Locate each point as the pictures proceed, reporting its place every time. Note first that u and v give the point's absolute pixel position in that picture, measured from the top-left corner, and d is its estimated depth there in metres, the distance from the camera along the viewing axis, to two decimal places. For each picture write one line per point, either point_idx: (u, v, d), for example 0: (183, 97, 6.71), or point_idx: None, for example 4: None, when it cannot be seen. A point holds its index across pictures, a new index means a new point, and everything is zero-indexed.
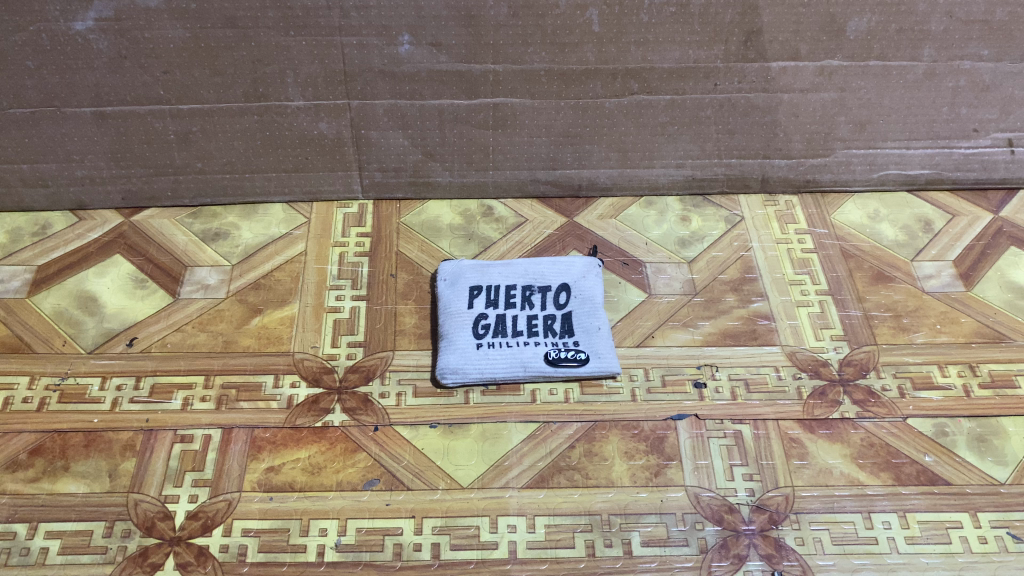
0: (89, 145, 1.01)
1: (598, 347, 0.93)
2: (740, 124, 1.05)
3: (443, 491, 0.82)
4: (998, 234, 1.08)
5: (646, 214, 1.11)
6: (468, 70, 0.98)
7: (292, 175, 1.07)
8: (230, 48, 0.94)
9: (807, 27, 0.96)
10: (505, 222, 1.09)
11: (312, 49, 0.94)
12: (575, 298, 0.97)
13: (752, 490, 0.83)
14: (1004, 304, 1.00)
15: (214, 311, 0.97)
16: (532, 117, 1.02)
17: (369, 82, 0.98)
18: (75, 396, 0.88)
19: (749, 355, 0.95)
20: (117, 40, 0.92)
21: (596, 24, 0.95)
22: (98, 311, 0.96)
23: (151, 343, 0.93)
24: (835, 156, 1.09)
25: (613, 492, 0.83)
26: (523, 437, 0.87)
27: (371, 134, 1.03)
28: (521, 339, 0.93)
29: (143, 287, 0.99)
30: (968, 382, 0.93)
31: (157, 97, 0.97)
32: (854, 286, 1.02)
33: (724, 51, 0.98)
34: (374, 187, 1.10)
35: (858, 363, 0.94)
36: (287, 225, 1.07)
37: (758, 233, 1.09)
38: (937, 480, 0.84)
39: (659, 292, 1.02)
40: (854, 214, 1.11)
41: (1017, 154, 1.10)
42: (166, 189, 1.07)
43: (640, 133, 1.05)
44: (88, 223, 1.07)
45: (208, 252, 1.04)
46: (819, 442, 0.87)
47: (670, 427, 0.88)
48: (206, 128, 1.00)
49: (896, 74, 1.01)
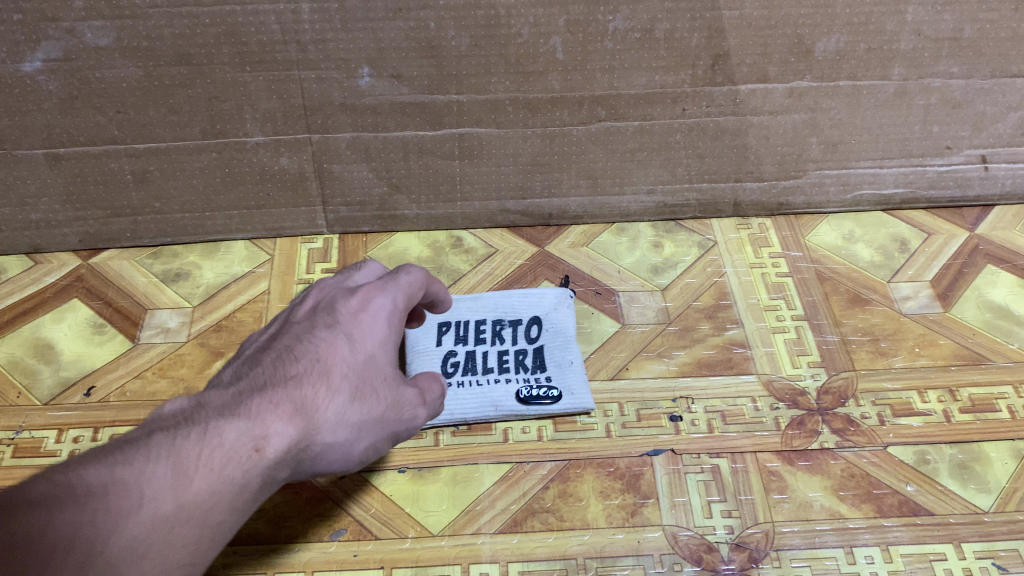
0: (43, 188, 0.98)
1: (571, 383, 0.91)
2: (710, 148, 1.03)
3: (413, 539, 0.79)
4: (974, 253, 1.07)
5: (618, 241, 1.09)
6: (431, 101, 0.95)
7: (254, 212, 1.04)
8: (185, 86, 0.91)
9: (774, 49, 0.94)
10: (474, 254, 1.07)
11: (270, 84, 0.92)
12: (547, 331, 0.96)
13: (731, 527, 0.81)
14: (982, 324, 0.99)
15: (175, 356, 0.94)
16: (498, 147, 1.00)
17: (330, 116, 0.96)
18: (30, 450, 0.85)
19: (725, 386, 0.93)
20: (67, 81, 0.89)
21: (560, 52, 0.92)
22: (55, 359, 0.94)
23: (108, 392, 0.90)
24: (807, 178, 1.08)
25: (588, 534, 0.80)
26: (494, 479, 0.84)
27: (334, 168, 1.01)
28: (492, 376, 0.91)
29: (102, 332, 0.96)
30: (948, 407, 0.91)
31: (112, 137, 0.94)
32: (831, 309, 1.01)
33: (691, 75, 0.96)
34: (340, 221, 1.07)
35: (837, 391, 0.92)
36: (250, 263, 1.05)
37: (731, 258, 1.07)
38: (919, 511, 0.82)
39: (632, 321, 1.00)
40: (828, 236, 1.09)
41: (990, 170, 1.09)
42: (125, 230, 1.04)
43: (609, 159, 1.03)
44: (45, 267, 1.04)
45: (169, 293, 1.01)
46: (798, 474, 0.85)
47: (646, 463, 0.86)
48: (163, 167, 0.98)
49: (867, 93, 0.99)
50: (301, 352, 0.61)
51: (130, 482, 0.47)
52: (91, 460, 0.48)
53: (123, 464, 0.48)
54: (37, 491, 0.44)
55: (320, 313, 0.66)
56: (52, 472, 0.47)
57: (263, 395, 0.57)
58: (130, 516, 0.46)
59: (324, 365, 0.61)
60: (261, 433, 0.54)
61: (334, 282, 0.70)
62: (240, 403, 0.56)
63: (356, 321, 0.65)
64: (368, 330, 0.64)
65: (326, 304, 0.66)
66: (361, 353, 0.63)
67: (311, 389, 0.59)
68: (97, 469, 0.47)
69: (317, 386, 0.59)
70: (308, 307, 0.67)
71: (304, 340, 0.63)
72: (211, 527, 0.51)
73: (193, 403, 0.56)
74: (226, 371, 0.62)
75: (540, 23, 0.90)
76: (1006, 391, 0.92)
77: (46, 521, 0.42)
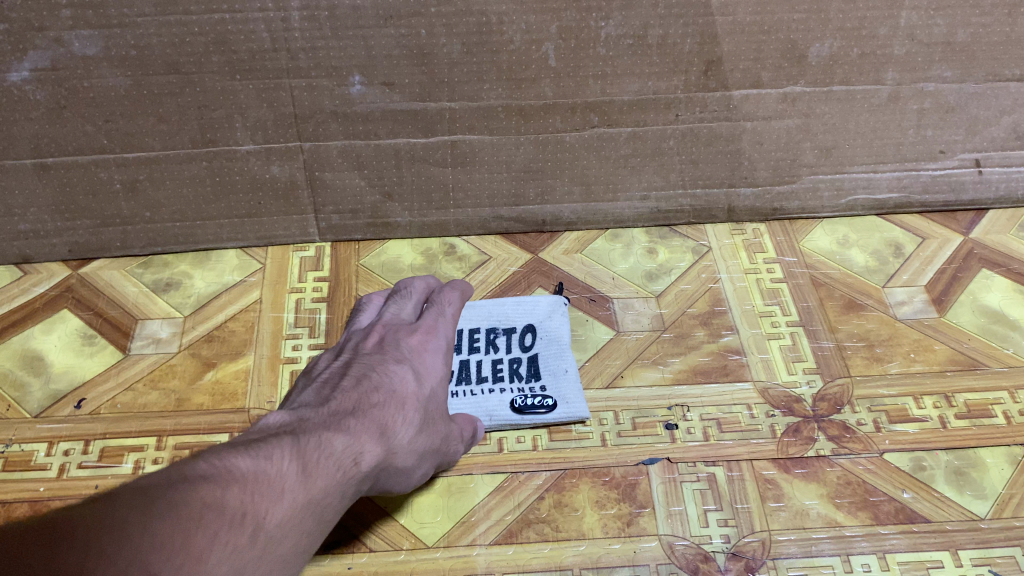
0: (31, 198, 0.97)
1: (565, 391, 0.91)
2: (704, 154, 1.03)
3: (407, 551, 0.79)
4: (969, 257, 1.07)
5: (612, 247, 1.09)
6: (422, 109, 0.95)
7: (245, 221, 1.03)
8: (174, 95, 0.90)
9: (767, 55, 0.94)
10: (468, 261, 1.06)
11: (260, 93, 0.91)
12: (541, 339, 0.95)
13: (727, 536, 0.80)
14: (977, 329, 0.98)
15: (166, 367, 0.93)
16: (491, 154, 1.00)
17: (321, 123, 0.95)
18: (19, 464, 0.84)
19: (721, 393, 0.93)
20: (55, 90, 0.88)
21: (552, 58, 0.92)
22: (44, 371, 0.93)
23: (99, 404, 0.89)
24: (801, 183, 1.07)
25: (584, 545, 0.80)
26: (489, 489, 0.84)
27: (325, 175, 1.00)
28: (486, 386, 0.90)
29: (92, 343, 0.95)
30: (944, 414, 0.90)
31: (100, 147, 0.93)
32: (825, 315, 1.00)
33: (684, 81, 0.95)
34: (332, 230, 1.06)
35: (833, 398, 0.92)
36: (241, 272, 1.04)
37: (725, 264, 1.07)
38: (916, 518, 0.82)
39: (627, 328, 0.99)
40: (822, 241, 1.09)
41: (984, 174, 1.09)
42: (115, 239, 1.03)
43: (602, 166, 1.03)
44: (34, 277, 1.03)
45: (160, 303, 1.00)
46: (794, 482, 0.85)
47: (642, 472, 0.86)
48: (153, 176, 0.97)
49: (861, 98, 0.99)
50: (373, 386, 0.70)
51: (268, 477, 0.53)
52: (230, 450, 0.54)
53: (265, 459, 0.54)
54: (202, 470, 0.50)
55: (388, 346, 0.77)
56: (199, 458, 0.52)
57: (353, 418, 0.65)
58: (274, 504, 0.52)
59: (403, 396, 0.71)
60: (359, 449, 0.62)
61: (394, 317, 0.83)
62: (333, 424, 0.63)
63: (427, 338, 0.79)
64: (431, 354, 0.78)
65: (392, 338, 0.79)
66: (425, 385, 0.74)
67: (394, 409, 0.69)
68: (240, 460, 0.53)
69: (398, 406, 0.70)
70: (374, 343, 0.78)
71: (374, 375, 0.72)
72: (319, 523, 0.56)
73: (294, 420, 0.63)
74: (310, 391, 0.71)
75: (531, 30, 0.90)
76: (1001, 397, 0.92)
77: (217, 494, 0.48)
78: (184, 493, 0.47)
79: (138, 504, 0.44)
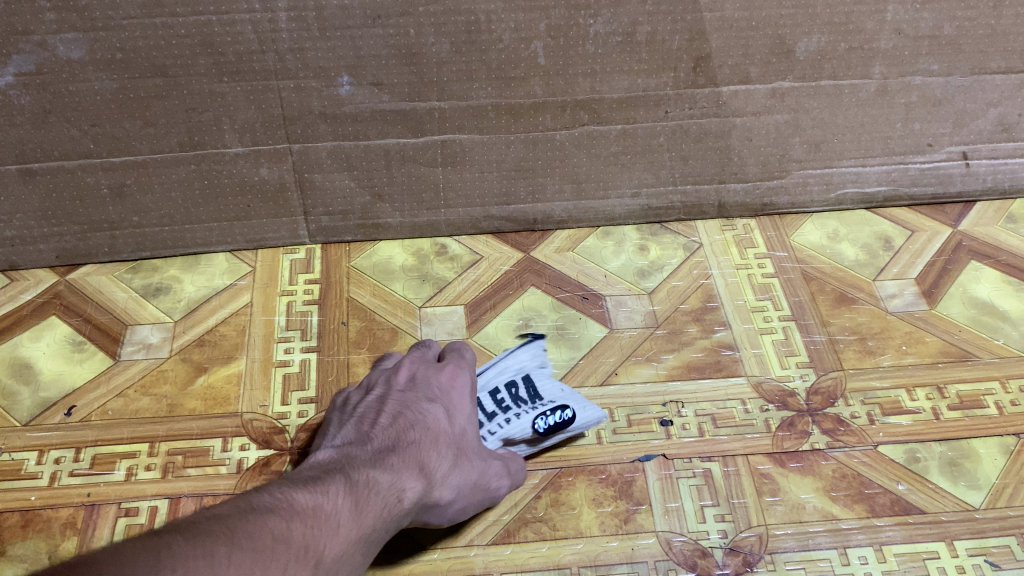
0: (18, 204, 0.96)
1: (578, 399, 0.88)
2: (694, 151, 1.03)
3: (404, 553, 0.78)
4: (958, 249, 1.07)
5: (603, 245, 1.09)
6: (412, 109, 0.94)
7: (234, 224, 1.03)
8: (162, 98, 0.89)
9: (755, 51, 0.94)
10: (459, 261, 1.06)
11: (248, 95, 0.90)
12: (530, 364, 0.92)
13: (724, 532, 0.81)
14: (968, 320, 0.99)
15: (157, 373, 0.92)
16: (481, 153, 1.00)
17: (310, 125, 0.94)
18: (9, 473, 0.83)
19: (715, 388, 0.93)
20: (40, 94, 0.87)
21: (541, 57, 0.92)
22: (33, 378, 0.92)
23: (90, 411, 0.89)
24: (791, 178, 1.08)
25: (582, 543, 0.80)
26: None
27: (315, 177, 0.99)
28: (498, 418, 0.85)
29: (81, 350, 0.95)
30: (937, 405, 0.91)
31: (87, 151, 0.92)
32: (818, 309, 1.01)
33: (673, 78, 0.95)
34: (322, 231, 1.06)
35: (826, 392, 0.92)
36: (231, 275, 1.03)
37: (717, 260, 1.07)
38: (911, 509, 0.82)
39: (620, 326, 0.99)
40: (813, 235, 1.09)
41: (972, 167, 1.09)
42: (103, 245, 1.02)
43: (592, 164, 1.03)
44: (22, 283, 1.02)
45: (149, 308, 0.99)
46: (790, 476, 0.85)
47: (638, 469, 0.86)
48: (141, 180, 0.96)
49: (849, 92, 0.99)
50: (411, 423, 0.71)
51: (325, 513, 0.55)
52: (289, 487, 0.56)
53: (320, 494, 0.57)
54: (263, 505, 0.53)
55: (419, 378, 0.78)
56: (261, 492, 0.55)
57: (395, 455, 0.67)
58: (330, 539, 0.54)
59: (439, 434, 0.72)
60: (402, 490, 0.64)
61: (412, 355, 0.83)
62: (379, 461, 0.65)
63: (454, 375, 0.80)
64: (458, 391, 0.78)
65: (422, 372, 0.79)
66: (459, 421, 0.75)
67: (434, 446, 0.70)
68: (298, 496, 0.55)
69: (436, 443, 0.71)
70: (406, 375, 0.79)
71: (411, 411, 0.73)
72: (364, 561, 0.58)
73: (339, 457, 0.65)
74: (348, 425, 0.72)
75: (520, 28, 0.89)
76: (992, 387, 0.92)
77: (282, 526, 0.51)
78: (254, 527, 0.49)
79: (221, 535, 0.47)
